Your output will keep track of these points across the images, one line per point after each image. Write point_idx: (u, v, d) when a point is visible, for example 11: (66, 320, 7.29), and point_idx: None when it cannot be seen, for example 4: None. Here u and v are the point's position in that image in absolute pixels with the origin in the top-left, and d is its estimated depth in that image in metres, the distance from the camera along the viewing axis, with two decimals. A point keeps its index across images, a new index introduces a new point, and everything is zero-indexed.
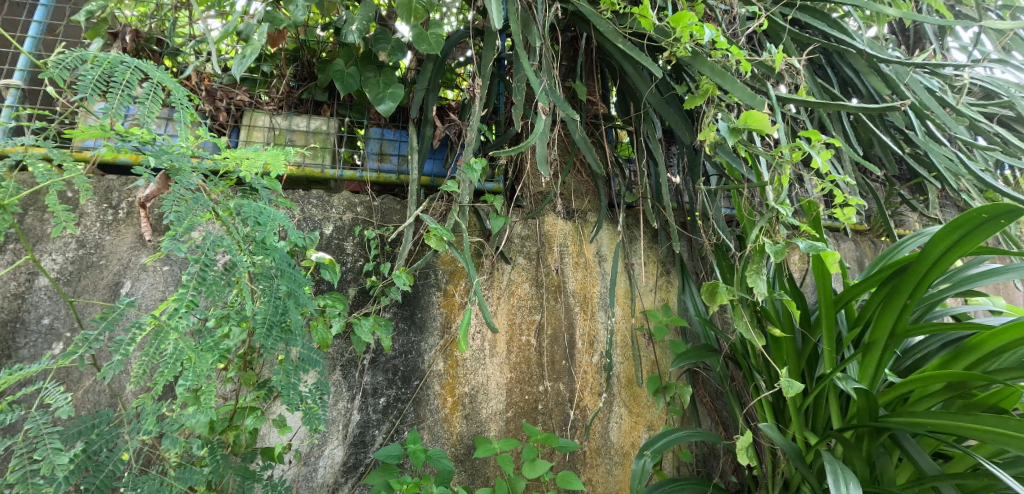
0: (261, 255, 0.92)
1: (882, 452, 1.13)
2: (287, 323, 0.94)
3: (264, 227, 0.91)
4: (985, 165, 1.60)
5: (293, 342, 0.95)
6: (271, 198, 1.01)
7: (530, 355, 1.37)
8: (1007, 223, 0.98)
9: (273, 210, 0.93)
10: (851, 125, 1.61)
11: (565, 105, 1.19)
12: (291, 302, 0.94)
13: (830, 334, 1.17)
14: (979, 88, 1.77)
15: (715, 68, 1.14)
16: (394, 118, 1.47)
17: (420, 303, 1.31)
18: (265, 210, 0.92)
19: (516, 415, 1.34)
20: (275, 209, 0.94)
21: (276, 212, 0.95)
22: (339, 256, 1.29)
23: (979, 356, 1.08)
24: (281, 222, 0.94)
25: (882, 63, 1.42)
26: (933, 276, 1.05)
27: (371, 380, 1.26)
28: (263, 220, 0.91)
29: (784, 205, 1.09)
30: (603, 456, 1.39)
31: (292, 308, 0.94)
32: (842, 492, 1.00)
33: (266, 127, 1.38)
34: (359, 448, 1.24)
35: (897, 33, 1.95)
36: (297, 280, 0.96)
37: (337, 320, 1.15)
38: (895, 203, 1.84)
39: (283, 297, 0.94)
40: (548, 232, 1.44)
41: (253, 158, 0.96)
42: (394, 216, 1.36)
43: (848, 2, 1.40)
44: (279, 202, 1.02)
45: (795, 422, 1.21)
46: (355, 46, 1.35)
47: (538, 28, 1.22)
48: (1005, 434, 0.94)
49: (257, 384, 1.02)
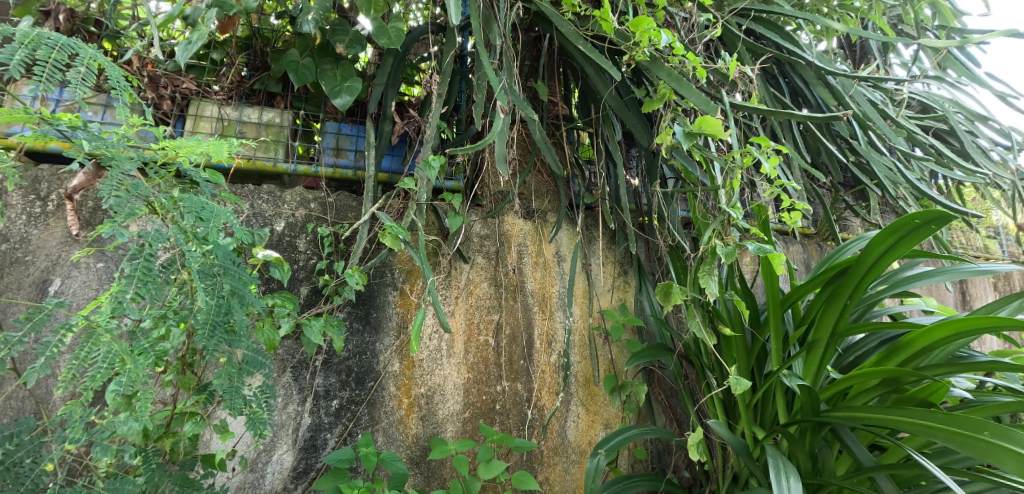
0: (203, 250, 0.88)
1: (823, 445, 1.17)
2: (231, 323, 0.90)
3: (207, 223, 0.89)
4: (921, 174, 1.69)
5: (238, 343, 0.91)
6: (214, 192, 0.96)
7: (488, 354, 1.36)
8: (937, 227, 1.02)
9: (217, 206, 0.91)
10: (801, 133, 1.67)
11: (525, 105, 1.19)
12: (235, 301, 0.90)
13: (777, 332, 1.21)
14: (917, 102, 1.87)
15: (672, 73, 1.16)
16: (352, 113, 1.43)
17: (375, 303, 1.28)
18: (207, 205, 0.90)
19: (473, 416, 1.33)
20: (219, 204, 0.92)
21: (220, 208, 0.92)
22: (290, 253, 1.24)
23: (912, 353, 1.14)
24: (225, 218, 0.91)
25: (830, 76, 1.48)
26: (872, 277, 1.10)
27: (323, 382, 1.23)
28: (206, 215, 0.88)
29: (735, 208, 1.12)
30: (560, 455, 1.40)
31: (237, 308, 0.90)
32: (784, 485, 1.03)
33: (214, 118, 1.31)
34: (309, 453, 1.20)
35: (844, 47, 2.04)
36: (241, 279, 0.92)
37: (286, 321, 1.11)
38: (840, 209, 1.92)
39: (227, 296, 0.90)
40: (508, 232, 1.44)
41: (194, 146, 0.92)
42: (349, 213, 1.32)
43: (799, 16, 1.45)
44: (223, 196, 0.97)
45: (744, 418, 1.25)
46: (311, 36, 1.30)
47: (499, 26, 1.22)
48: (931, 426, 0.99)
49: (198, 389, 0.97)
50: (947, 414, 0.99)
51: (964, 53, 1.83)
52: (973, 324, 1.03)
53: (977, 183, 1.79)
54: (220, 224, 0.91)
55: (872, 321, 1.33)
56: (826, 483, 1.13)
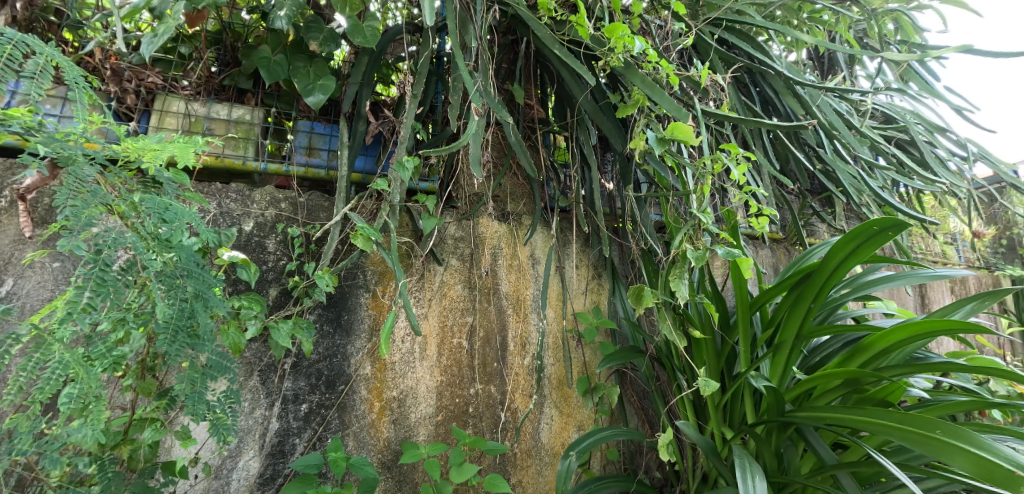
0: (167, 255, 0.86)
1: (788, 445, 1.20)
2: (195, 327, 0.88)
3: (170, 225, 0.87)
4: (883, 183, 1.75)
5: (202, 347, 0.89)
6: (178, 192, 0.94)
7: (461, 357, 1.35)
8: (894, 234, 1.06)
9: (181, 207, 0.89)
10: (770, 141, 1.71)
11: (499, 108, 1.19)
12: (199, 304, 0.88)
13: (746, 334, 1.23)
14: (881, 113, 1.94)
15: (645, 79, 1.17)
16: (326, 112, 1.41)
17: (346, 305, 1.26)
18: (171, 206, 0.88)
19: (446, 419, 1.32)
20: (184, 205, 0.90)
21: (184, 209, 0.91)
22: (259, 254, 1.22)
23: (872, 354, 1.18)
24: (189, 219, 0.90)
25: (798, 86, 1.52)
26: (834, 281, 1.13)
27: (292, 385, 1.20)
28: (169, 216, 0.87)
29: (706, 213, 1.15)
30: (534, 457, 1.40)
31: (200, 311, 0.88)
32: (749, 484, 1.05)
33: (181, 114, 1.27)
34: (277, 458, 1.18)
35: (813, 59, 2.09)
36: (205, 282, 0.90)
37: (253, 324, 1.08)
38: (807, 214, 1.97)
39: (190, 300, 0.88)
40: (482, 234, 1.43)
41: (158, 149, 0.89)
42: (321, 213, 1.30)
43: (770, 27, 1.49)
44: (187, 196, 0.95)
45: (713, 418, 1.27)
46: (283, 33, 1.28)
47: (475, 28, 1.22)
48: (888, 425, 1.02)
49: (158, 394, 0.94)
50: (903, 414, 1.02)
51: (924, 67, 1.90)
52: (927, 327, 1.07)
53: (935, 192, 1.86)
54: (184, 225, 0.90)
55: (836, 323, 1.37)
56: (791, 481, 1.15)
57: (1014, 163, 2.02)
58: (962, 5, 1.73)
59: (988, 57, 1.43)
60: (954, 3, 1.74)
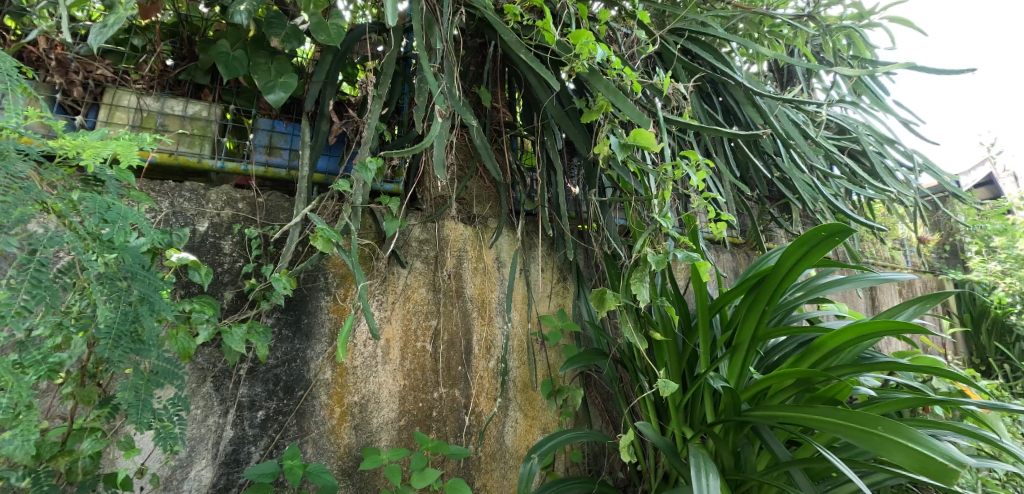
0: (107, 256, 0.82)
1: (745, 443, 1.23)
2: (139, 332, 0.85)
3: (112, 225, 0.82)
4: (836, 190, 1.82)
5: (146, 352, 0.86)
6: (122, 191, 0.90)
7: (425, 361, 1.34)
8: (841, 240, 1.09)
9: (124, 207, 0.85)
10: (731, 149, 1.76)
11: (464, 110, 1.19)
12: (144, 308, 0.85)
13: (705, 337, 1.26)
14: (836, 124, 2.02)
15: (609, 86, 1.19)
16: (288, 110, 1.37)
17: (306, 308, 1.24)
18: (113, 206, 0.84)
19: (409, 424, 1.30)
20: (128, 205, 0.86)
21: (129, 210, 0.86)
22: (214, 256, 1.18)
23: (823, 355, 1.22)
24: (134, 220, 0.86)
25: (757, 96, 1.57)
26: (787, 284, 1.16)
27: (248, 391, 1.17)
28: (110, 217, 0.82)
29: (667, 218, 1.17)
30: (497, 461, 1.40)
31: (146, 316, 0.85)
32: (704, 482, 1.07)
33: (132, 108, 1.22)
34: (231, 468, 1.14)
35: (773, 71, 2.16)
36: (150, 285, 0.87)
37: (205, 328, 1.04)
38: (766, 220, 2.03)
39: (134, 304, 0.84)
40: (448, 237, 1.42)
41: (99, 146, 0.85)
42: (281, 214, 1.26)
43: (731, 39, 1.53)
44: (132, 196, 0.92)
45: (674, 418, 1.29)
46: (244, 27, 1.24)
47: (441, 30, 1.21)
48: (834, 422, 1.06)
49: (100, 402, 0.90)
50: (849, 411, 1.06)
51: (875, 81, 1.99)
52: (873, 329, 1.12)
53: (884, 201, 1.94)
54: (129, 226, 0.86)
55: (792, 324, 1.41)
56: (746, 478, 1.18)
57: (957, 174, 2.13)
58: (910, 24, 1.82)
59: (932, 73, 1.51)
60: (902, 21, 1.83)
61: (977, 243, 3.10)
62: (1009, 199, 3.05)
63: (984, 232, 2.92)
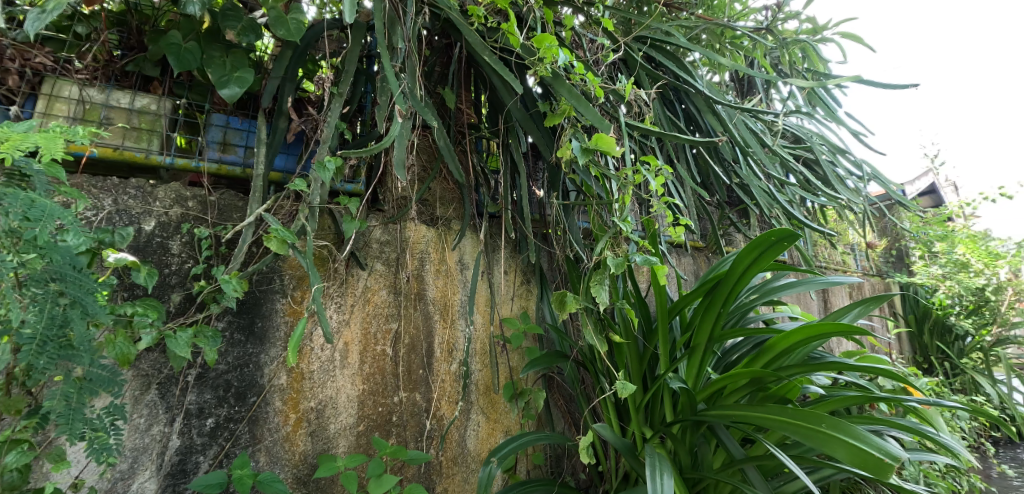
0: (26, 257, 0.78)
1: (701, 442, 1.26)
2: (69, 337, 0.82)
3: (35, 224, 0.79)
4: (791, 197, 1.89)
5: (77, 359, 0.83)
6: (51, 188, 0.86)
7: (385, 365, 1.31)
8: (790, 244, 1.12)
9: (49, 203, 0.81)
10: (693, 155, 1.80)
11: (425, 111, 1.17)
12: (74, 312, 0.82)
13: (665, 338, 1.28)
14: (792, 134, 2.08)
15: (572, 91, 1.19)
16: (243, 106, 1.33)
17: (260, 311, 1.20)
18: (37, 202, 0.80)
19: (368, 429, 1.27)
20: (54, 202, 0.82)
21: (55, 205, 0.83)
22: (161, 257, 1.13)
23: (775, 355, 1.26)
24: (60, 218, 0.82)
25: (717, 105, 1.61)
26: (741, 287, 1.19)
27: (196, 398, 1.12)
28: (33, 215, 0.78)
29: (626, 221, 1.19)
30: (459, 465, 1.38)
31: (76, 319, 0.82)
32: (659, 482, 1.09)
33: (73, 100, 1.16)
34: (177, 479, 1.09)
35: (734, 81, 2.22)
36: (83, 287, 0.83)
37: (148, 333, 0.99)
38: (725, 224, 2.09)
39: (63, 307, 0.81)
40: (410, 239, 1.40)
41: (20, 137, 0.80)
42: (234, 214, 1.22)
43: (692, 48, 1.57)
44: (63, 192, 0.88)
45: (634, 419, 1.30)
46: (197, 19, 1.19)
47: (403, 29, 1.19)
48: (783, 421, 1.09)
49: (27, 412, 0.84)
50: (796, 410, 1.09)
51: (829, 93, 2.07)
52: (820, 330, 1.16)
53: (836, 208, 2.02)
54: (55, 224, 0.82)
55: (749, 325, 1.45)
56: (702, 476, 1.21)
57: (902, 183, 2.23)
58: (859, 40, 1.90)
59: (879, 87, 1.58)
60: (853, 37, 1.91)
61: (920, 249, 3.27)
62: (950, 207, 3.22)
63: (926, 238, 3.08)
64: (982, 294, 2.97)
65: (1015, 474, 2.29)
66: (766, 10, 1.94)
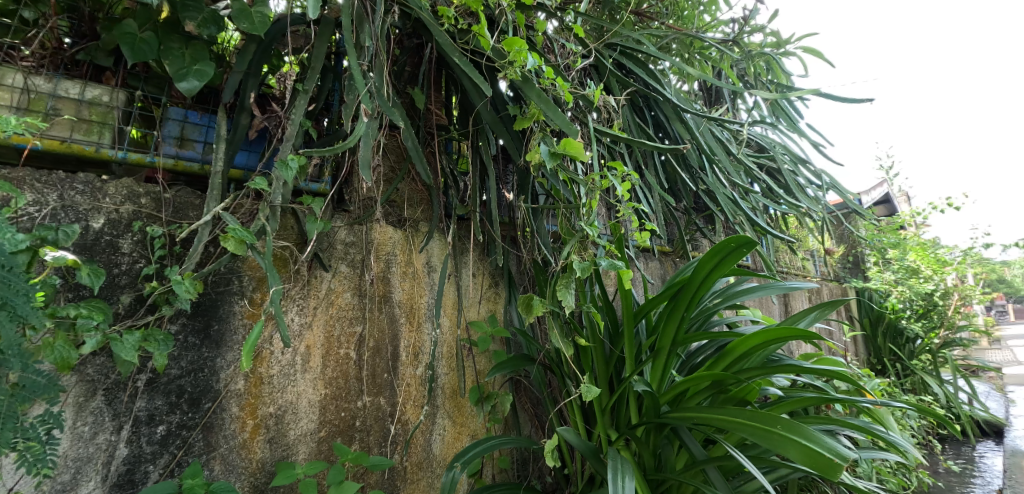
0: None
1: (665, 444, 1.27)
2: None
3: None
4: (754, 205, 1.94)
5: (7, 365, 0.79)
6: None
7: (348, 369, 1.28)
8: (749, 250, 1.14)
9: None
10: (661, 162, 1.83)
11: (393, 111, 1.15)
12: (4, 315, 0.78)
13: (630, 342, 1.29)
14: (756, 143, 2.14)
15: (542, 95, 1.19)
16: (203, 100, 1.28)
17: (216, 313, 1.15)
18: None
19: (330, 435, 1.24)
20: None
21: None
22: (110, 256, 1.07)
23: (736, 358, 1.28)
24: None
25: (685, 113, 1.63)
26: (703, 292, 1.21)
27: (146, 405, 1.07)
28: None
29: (593, 226, 1.20)
30: (424, 470, 1.36)
31: (6, 323, 0.78)
32: (621, 484, 1.09)
33: (17, 88, 1.09)
34: (125, 490, 1.04)
35: (702, 90, 2.27)
36: (13, 289, 0.79)
37: (92, 336, 0.95)
38: (692, 230, 2.13)
39: None
40: (376, 241, 1.37)
41: None
42: (191, 212, 1.17)
43: (661, 57, 1.59)
44: None
45: (600, 422, 1.31)
46: (154, 7, 1.13)
47: (372, 27, 1.16)
48: (741, 422, 1.11)
49: None
50: (754, 412, 1.11)
51: (791, 105, 2.13)
52: (778, 334, 1.18)
53: (797, 216, 2.08)
54: None
55: (712, 328, 1.48)
56: (664, 478, 1.22)
57: (859, 193, 2.32)
58: (820, 55, 1.97)
59: (837, 100, 1.64)
60: (814, 52, 1.97)
61: (874, 255, 3.40)
62: (902, 216, 3.36)
63: (881, 245, 3.20)
64: (931, 299, 3.11)
65: (959, 469, 2.40)
66: (734, 22, 1.99)
